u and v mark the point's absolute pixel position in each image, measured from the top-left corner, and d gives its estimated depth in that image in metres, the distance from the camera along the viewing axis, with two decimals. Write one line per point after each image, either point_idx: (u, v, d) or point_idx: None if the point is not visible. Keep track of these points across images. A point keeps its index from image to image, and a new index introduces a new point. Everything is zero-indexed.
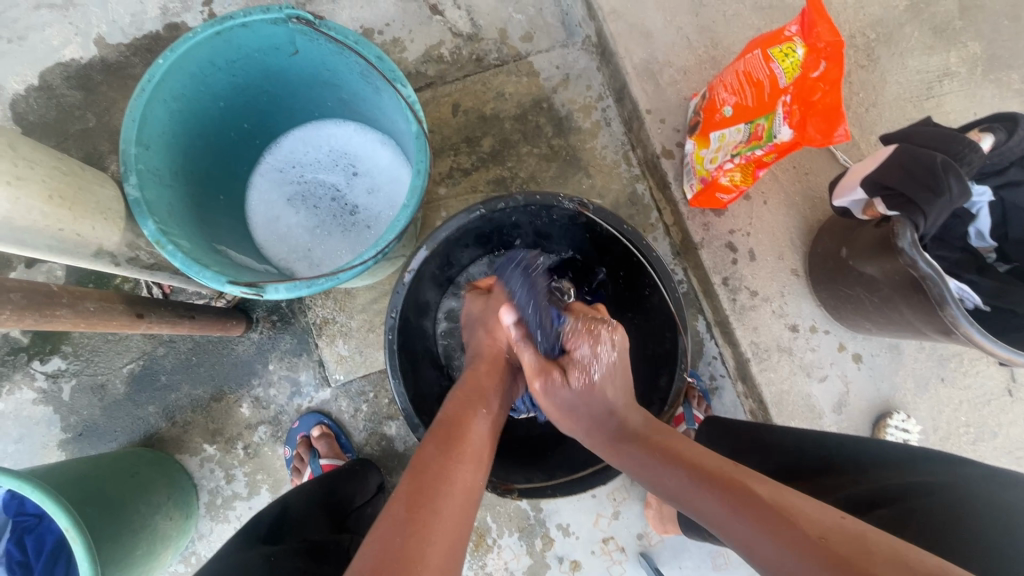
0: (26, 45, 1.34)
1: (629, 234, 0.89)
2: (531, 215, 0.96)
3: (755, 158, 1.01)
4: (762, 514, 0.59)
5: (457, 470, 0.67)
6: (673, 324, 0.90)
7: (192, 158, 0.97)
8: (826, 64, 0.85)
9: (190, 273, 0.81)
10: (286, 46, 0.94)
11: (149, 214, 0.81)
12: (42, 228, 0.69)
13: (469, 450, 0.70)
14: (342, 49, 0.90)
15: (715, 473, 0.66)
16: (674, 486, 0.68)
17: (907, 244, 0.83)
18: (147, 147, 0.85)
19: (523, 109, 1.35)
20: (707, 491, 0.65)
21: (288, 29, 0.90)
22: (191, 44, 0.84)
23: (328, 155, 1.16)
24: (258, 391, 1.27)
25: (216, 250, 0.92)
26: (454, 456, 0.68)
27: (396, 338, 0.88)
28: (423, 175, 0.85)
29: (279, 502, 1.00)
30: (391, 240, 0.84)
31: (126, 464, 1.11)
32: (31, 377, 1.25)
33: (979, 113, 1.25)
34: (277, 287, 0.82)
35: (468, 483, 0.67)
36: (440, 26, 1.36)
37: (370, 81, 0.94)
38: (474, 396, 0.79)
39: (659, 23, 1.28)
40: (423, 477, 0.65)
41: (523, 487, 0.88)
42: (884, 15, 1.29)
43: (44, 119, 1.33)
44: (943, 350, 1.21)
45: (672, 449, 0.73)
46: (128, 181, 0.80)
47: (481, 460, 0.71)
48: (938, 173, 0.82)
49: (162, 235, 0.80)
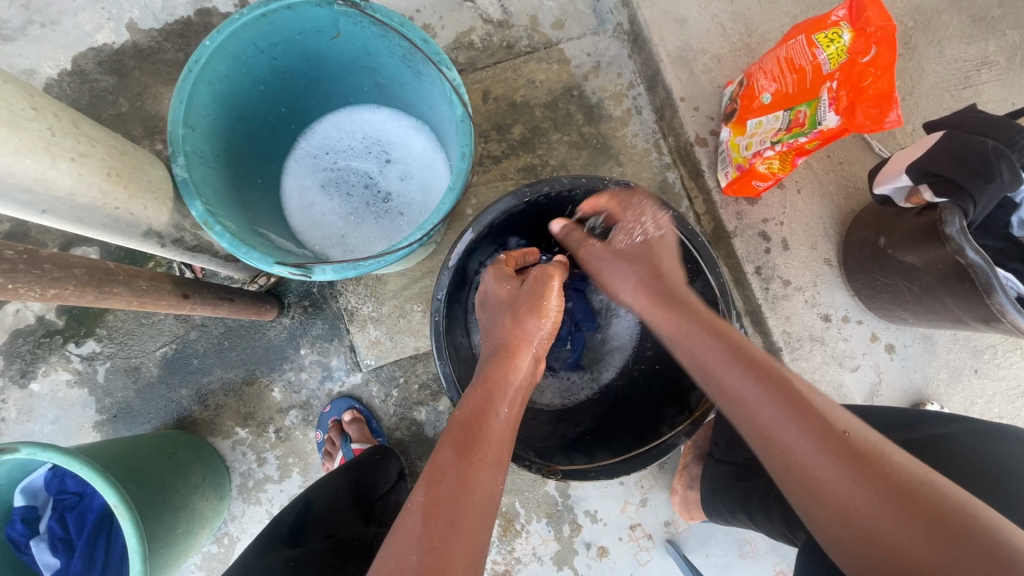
0: (58, 30, 1.34)
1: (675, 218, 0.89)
2: (573, 200, 0.97)
3: (796, 145, 0.99)
4: (788, 409, 0.60)
5: (477, 478, 0.65)
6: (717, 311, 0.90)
7: (231, 142, 0.97)
8: (878, 48, 0.85)
9: (237, 254, 0.81)
10: (328, 29, 0.94)
11: (196, 195, 0.81)
12: (100, 206, 0.70)
13: (488, 455, 0.68)
14: (386, 33, 0.90)
15: (743, 354, 0.67)
16: (709, 357, 0.69)
17: (956, 231, 0.84)
18: (194, 129, 0.85)
19: (554, 97, 1.34)
20: (736, 372, 0.66)
21: (332, 11, 0.90)
22: (237, 26, 0.84)
23: (362, 141, 1.16)
24: (289, 375, 1.28)
25: (257, 233, 0.92)
26: (475, 462, 0.66)
27: (441, 321, 0.89)
28: (468, 158, 0.85)
29: (300, 498, 1.01)
30: (437, 223, 0.84)
31: (165, 445, 1.13)
32: (67, 359, 1.26)
33: (1017, 103, 1.24)
34: (324, 269, 0.83)
35: (490, 493, 0.65)
36: (471, 13, 1.35)
37: (411, 65, 0.95)
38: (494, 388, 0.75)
39: (693, 11, 1.27)
40: (441, 486, 0.63)
41: (567, 469, 0.89)
42: (922, 2, 1.27)
43: (78, 103, 1.33)
44: (978, 342, 1.20)
45: (712, 324, 0.72)
46: (176, 162, 0.80)
47: (502, 461, 0.69)
48: (990, 159, 0.82)
49: (210, 216, 0.80)
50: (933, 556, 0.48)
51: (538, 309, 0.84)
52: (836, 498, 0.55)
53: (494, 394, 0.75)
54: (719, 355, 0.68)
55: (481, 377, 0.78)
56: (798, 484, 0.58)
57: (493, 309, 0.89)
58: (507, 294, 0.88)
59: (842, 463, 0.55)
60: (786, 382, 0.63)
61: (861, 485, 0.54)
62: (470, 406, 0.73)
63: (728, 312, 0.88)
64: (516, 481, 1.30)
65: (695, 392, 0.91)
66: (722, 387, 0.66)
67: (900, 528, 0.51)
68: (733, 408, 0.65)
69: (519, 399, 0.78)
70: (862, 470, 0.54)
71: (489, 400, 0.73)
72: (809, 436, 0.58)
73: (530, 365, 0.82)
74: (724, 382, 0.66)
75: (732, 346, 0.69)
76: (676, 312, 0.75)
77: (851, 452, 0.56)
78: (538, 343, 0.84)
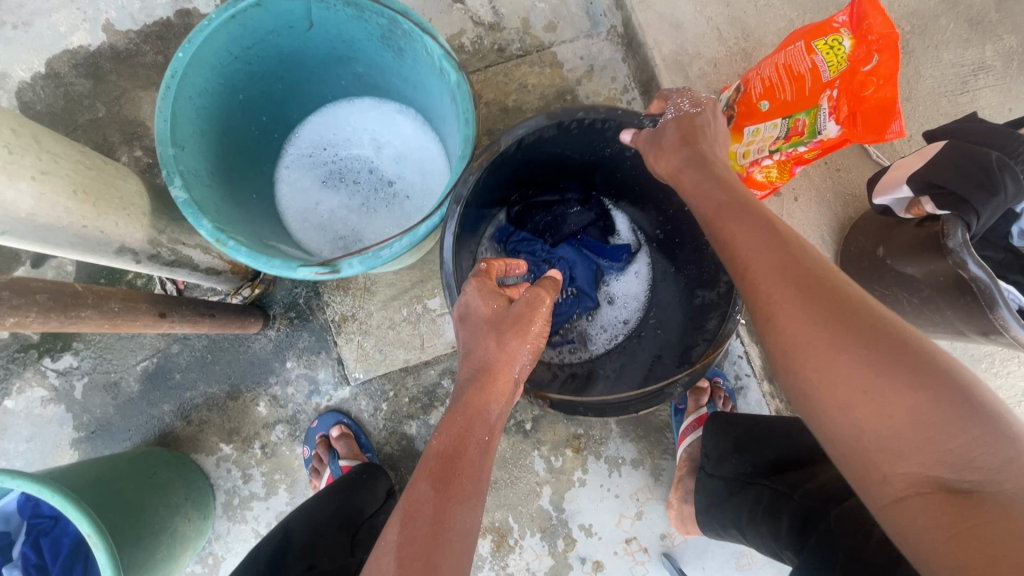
0: (31, 32, 1.29)
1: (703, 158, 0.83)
2: (600, 141, 0.92)
3: (796, 154, 0.99)
4: (814, 288, 0.58)
5: (456, 513, 0.64)
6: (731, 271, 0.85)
7: (224, 159, 0.94)
8: (880, 56, 0.83)
9: (258, 265, 0.79)
10: (301, 22, 0.90)
11: (201, 213, 0.79)
12: (67, 224, 0.66)
13: (466, 486, 0.67)
14: (361, 14, 0.87)
15: (776, 232, 0.65)
16: (711, 209, 0.72)
17: (958, 244, 0.81)
18: (183, 148, 0.82)
19: (546, 101, 1.31)
20: (769, 253, 0.63)
21: (303, 1, 0.86)
22: (208, 32, 0.81)
23: (355, 133, 1.12)
24: (275, 390, 1.25)
25: (268, 245, 0.90)
26: (453, 495, 0.65)
27: (453, 273, 0.84)
28: (472, 124, 0.82)
29: (280, 527, 0.98)
30: (436, 215, 0.81)
31: (144, 465, 1.09)
32: (42, 375, 1.22)
33: (1014, 108, 1.22)
34: (351, 263, 0.80)
35: (467, 523, 0.65)
36: (461, 14, 1.31)
37: (391, 42, 0.91)
38: (470, 416, 0.72)
39: (689, 14, 1.25)
40: (417, 523, 0.63)
41: (557, 399, 0.85)
42: (919, 6, 1.25)
43: (53, 108, 1.29)
44: (975, 350, 1.19)
45: (727, 181, 0.74)
46: (174, 183, 0.78)
47: (480, 490, 0.68)
48: (994, 171, 0.80)
49: (220, 232, 0.78)
50: (906, 419, 0.50)
51: (522, 334, 0.76)
52: (784, 316, 0.59)
53: (474, 422, 0.71)
54: (719, 208, 0.71)
55: (460, 401, 0.74)
56: (795, 352, 0.57)
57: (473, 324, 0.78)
58: (492, 313, 0.77)
59: (855, 337, 0.54)
60: (818, 267, 0.61)
61: (809, 304, 0.57)
62: (451, 433, 0.70)
63: None
64: (510, 496, 1.28)
65: (699, 348, 0.89)
66: (750, 262, 0.65)
67: (832, 337, 0.55)
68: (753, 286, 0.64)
69: (499, 420, 0.75)
70: (874, 345, 0.53)
71: (468, 426, 0.71)
72: (819, 308, 0.57)
73: (512, 387, 0.77)
74: (755, 261, 0.64)
75: (773, 229, 0.66)
76: (699, 173, 0.76)
77: (858, 323, 0.55)
78: (521, 367, 0.77)
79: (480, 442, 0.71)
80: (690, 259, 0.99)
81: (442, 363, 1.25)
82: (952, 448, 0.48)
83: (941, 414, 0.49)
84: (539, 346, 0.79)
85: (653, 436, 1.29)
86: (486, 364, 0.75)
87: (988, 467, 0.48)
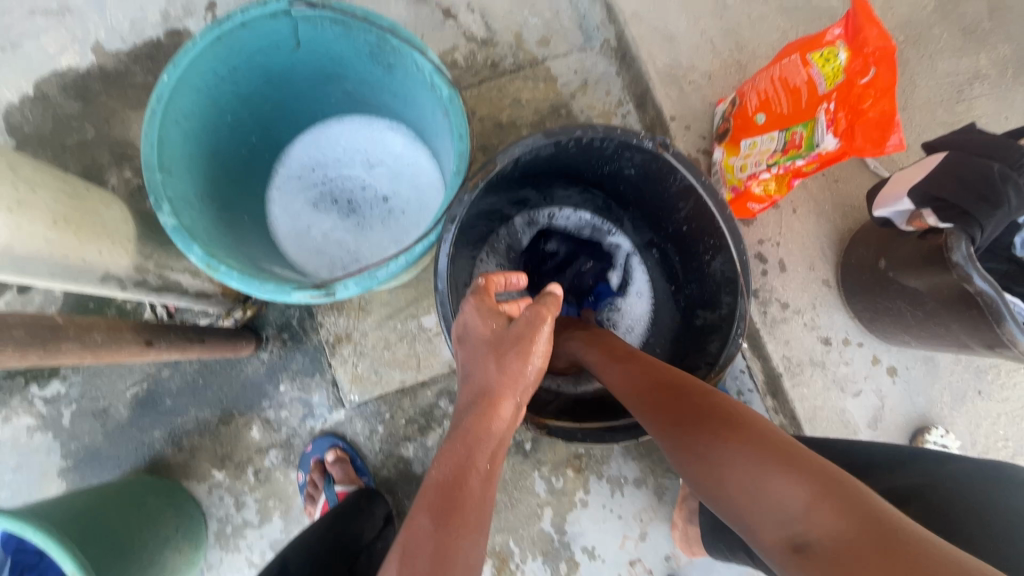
0: (20, 54, 1.28)
1: (707, 187, 0.80)
2: (604, 158, 0.89)
3: (794, 167, 0.96)
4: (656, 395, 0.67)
5: (461, 548, 0.58)
6: (738, 289, 0.82)
7: (213, 182, 0.92)
8: (877, 69, 0.81)
9: (251, 290, 0.77)
10: (287, 41, 0.89)
11: (191, 239, 0.77)
12: (47, 254, 0.64)
13: (469, 518, 0.61)
14: (350, 31, 0.86)
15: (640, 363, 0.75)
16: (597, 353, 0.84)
17: (963, 258, 0.79)
18: (172, 172, 0.80)
19: (541, 116, 1.30)
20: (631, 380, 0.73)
21: (290, 20, 0.84)
22: (193, 55, 0.79)
23: (340, 156, 1.10)
24: (268, 413, 1.22)
25: (260, 269, 0.88)
26: (454, 531, 0.59)
27: (447, 296, 0.84)
28: (466, 139, 0.80)
29: (278, 561, 0.89)
30: (432, 234, 0.79)
31: (133, 495, 1.06)
32: (29, 403, 1.19)
33: (1011, 116, 1.22)
34: (347, 285, 0.78)
35: (472, 557, 0.59)
36: (454, 30, 1.31)
37: (381, 60, 0.90)
38: (470, 443, 0.67)
39: (682, 27, 1.24)
40: (416, 563, 0.56)
41: (554, 425, 0.86)
42: (913, 16, 1.25)
43: (41, 130, 1.27)
44: (980, 362, 1.17)
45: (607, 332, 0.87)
46: (162, 210, 0.76)
47: (484, 523, 0.62)
48: (998, 184, 0.78)
49: (211, 258, 0.76)
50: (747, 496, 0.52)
51: (524, 355, 0.74)
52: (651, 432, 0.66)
53: (474, 449, 0.67)
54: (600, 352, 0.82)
55: (459, 428, 0.70)
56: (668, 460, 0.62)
57: (475, 347, 0.76)
58: (491, 334, 0.76)
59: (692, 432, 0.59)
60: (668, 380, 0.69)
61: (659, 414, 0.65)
62: (448, 463, 0.65)
63: (748, 291, 0.80)
64: (510, 518, 1.24)
65: (700, 372, 0.88)
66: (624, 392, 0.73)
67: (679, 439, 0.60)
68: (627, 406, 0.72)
69: (502, 448, 0.71)
70: (707, 434, 0.58)
71: (468, 455, 0.66)
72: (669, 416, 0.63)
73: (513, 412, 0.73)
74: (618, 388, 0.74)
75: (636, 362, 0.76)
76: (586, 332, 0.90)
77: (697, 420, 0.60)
78: (523, 391, 0.75)
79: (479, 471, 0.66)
80: (693, 278, 0.96)
81: (440, 383, 1.23)
82: (776, 498, 0.49)
83: (777, 478, 0.50)
84: (542, 367, 0.78)
85: (656, 454, 1.27)
86: (490, 390, 0.73)
87: (803, 506, 0.47)
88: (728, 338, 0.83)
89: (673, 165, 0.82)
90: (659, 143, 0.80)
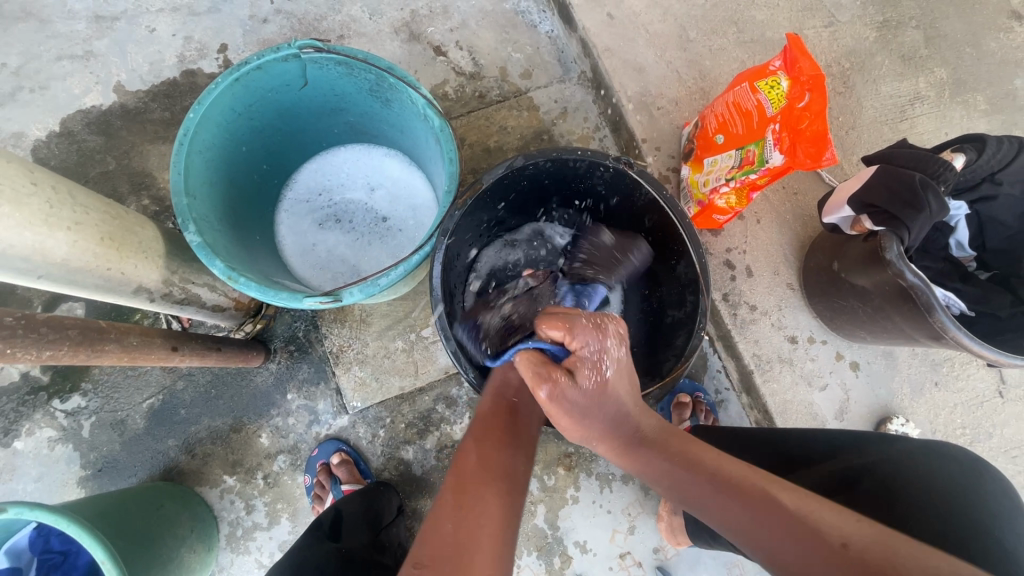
0: (47, 95, 1.40)
1: (668, 199, 0.92)
2: (579, 175, 1.00)
3: (749, 181, 1.06)
4: (797, 529, 0.57)
5: (499, 455, 0.73)
6: (698, 290, 0.93)
7: (230, 206, 1.02)
8: (810, 94, 0.93)
9: (267, 298, 0.87)
10: (296, 81, 1.00)
11: (214, 255, 0.87)
12: (93, 267, 0.74)
13: (504, 436, 0.76)
14: (352, 71, 0.98)
15: (757, 502, 0.63)
16: (688, 485, 0.70)
17: (896, 256, 0.90)
18: (195, 197, 0.90)
19: (525, 141, 1.43)
20: (762, 529, 0.60)
21: (299, 63, 0.96)
22: (215, 95, 0.90)
23: (343, 180, 1.22)
24: (276, 421, 1.30)
25: (273, 281, 0.97)
26: (495, 444, 0.74)
27: (442, 299, 0.92)
28: (455, 163, 0.92)
29: (332, 509, 1.06)
30: (427, 244, 0.89)
31: (151, 498, 1.13)
32: (51, 416, 1.27)
33: (949, 133, 1.35)
34: (352, 292, 0.88)
35: (514, 467, 0.73)
36: (444, 66, 1.44)
37: (379, 95, 1.02)
38: (506, 390, 0.84)
39: (650, 59, 1.38)
40: (467, 470, 0.70)
41: None
42: (857, 45, 1.39)
43: (66, 163, 1.38)
44: (935, 356, 1.27)
45: (690, 454, 0.74)
46: (188, 229, 0.86)
47: (519, 445, 0.76)
48: (918, 191, 0.90)
49: (232, 271, 0.86)
50: None
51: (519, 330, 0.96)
52: None
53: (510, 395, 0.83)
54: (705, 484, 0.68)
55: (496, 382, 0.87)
56: None
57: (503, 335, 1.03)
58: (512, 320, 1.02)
59: None
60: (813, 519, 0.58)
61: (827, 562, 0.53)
62: (490, 404, 0.81)
63: (707, 288, 0.90)
64: None
65: (668, 363, 0.97)
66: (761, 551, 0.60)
67: None
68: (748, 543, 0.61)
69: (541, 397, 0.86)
70: None
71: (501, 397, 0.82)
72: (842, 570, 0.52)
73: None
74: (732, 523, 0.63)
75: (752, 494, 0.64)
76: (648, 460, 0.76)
77: None
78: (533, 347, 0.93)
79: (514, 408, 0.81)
80: (663, 281, 1.06)
81: (436, 389, 1.32)
82: None
83: None
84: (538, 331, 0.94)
85: None
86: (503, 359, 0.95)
87: None
88: (692, 333, 0.93)
89: (639, 181, 0.94)
90: (621, 163, 0.92)
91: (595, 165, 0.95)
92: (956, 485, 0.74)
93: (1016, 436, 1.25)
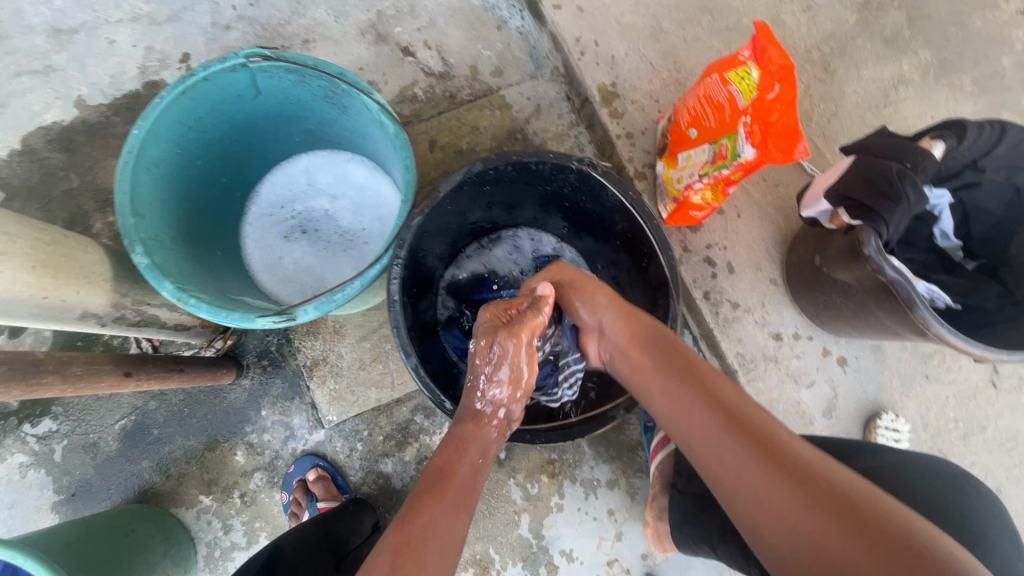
0: (7, 112, 1.37)
1: (634, 202, 0.88)
2: (544, 179, 0.97)
3: (722, 177, 1.02)
4: (766, 451, 0.58)
5: (445, 520, 0.67)
6: (669, 294, 0.89)
7: (185, 222, 0.99)
8: (780, 85, 0.88)
9: (218, 319, 0.84)
10: (248, 90, 0.97)
11: (163, 277, 0.83)
12: (26, 297, 0.71)
13: (458, 498, 0.70)
14: (304, 78, 0.94)
15: (733, 416, 0.63)
16: (660, 377, 0.73)
17: (873, 251, 0.86)
18: (143, 216, 0.87)
19: (498, 141, 1.39)
20: (732, 440, 0.61)
21: (248, 72, 0.92)
22: (160, 109, 0.87)
23: (307, 189, 1.18)
24: (251, 438, 1.27)
25: (230, 300, 0.94)
26: (443, 504, 0.69)
27: (401, 313, 0.89)
28: (412, 170, 0.88)
29: (272, 545, 1.00)
30: (384, 256, 0.86)
31: (123, 522, 1.11)
32: (22, 441, 1.24)
33: (935, 116, 1.31)
34: (307, 309, 0.84)
35: (457, 537, 0.66)
36: (413, 67, 1.40)
37: (336, 102, 0.99)
38: (458, 441, 0.79)
39: (623, 51, 1.34)
40: (413, 529, 0.65)
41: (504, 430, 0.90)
42: (836, 29, 1.34)
43: (29, 182, 1.35)
44: (925, 348, 1.23)
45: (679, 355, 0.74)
46: (134, 251, 0.82)
47: (466, 506, 0.70)
48: (895, 182, 0.86)
49: (182, 291, 0.83)
50: None
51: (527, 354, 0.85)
52: (777, 512, 0.55)
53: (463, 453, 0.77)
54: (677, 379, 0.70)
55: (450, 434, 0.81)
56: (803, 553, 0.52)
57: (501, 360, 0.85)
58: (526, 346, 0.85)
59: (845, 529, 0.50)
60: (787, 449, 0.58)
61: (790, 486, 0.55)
62: (444, 457, 0.76)
63: (677, 293, 0.87)
64: (489, 526, 1.29)
65: None
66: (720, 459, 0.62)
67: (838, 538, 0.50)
68: (706, 449, 0.64)
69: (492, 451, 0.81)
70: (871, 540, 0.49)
71: (459, 454, 0.77)
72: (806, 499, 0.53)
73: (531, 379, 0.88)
74: (708, 424, 0.64)
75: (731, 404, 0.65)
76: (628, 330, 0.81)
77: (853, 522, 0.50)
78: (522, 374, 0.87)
79: (468, 464, 0.76)
80: (635, 284, 1.03)
81: (414, 400, 1.29)
82: None
83: None
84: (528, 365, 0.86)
85: (626, 456, 1.32)
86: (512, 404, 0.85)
87: None
88: None
89: (603, 182, 0.90)
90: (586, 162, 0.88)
91: (558, 168, 0.91)
92: (945, 496, 0.71)
93: (1011, 428, 1.22)
